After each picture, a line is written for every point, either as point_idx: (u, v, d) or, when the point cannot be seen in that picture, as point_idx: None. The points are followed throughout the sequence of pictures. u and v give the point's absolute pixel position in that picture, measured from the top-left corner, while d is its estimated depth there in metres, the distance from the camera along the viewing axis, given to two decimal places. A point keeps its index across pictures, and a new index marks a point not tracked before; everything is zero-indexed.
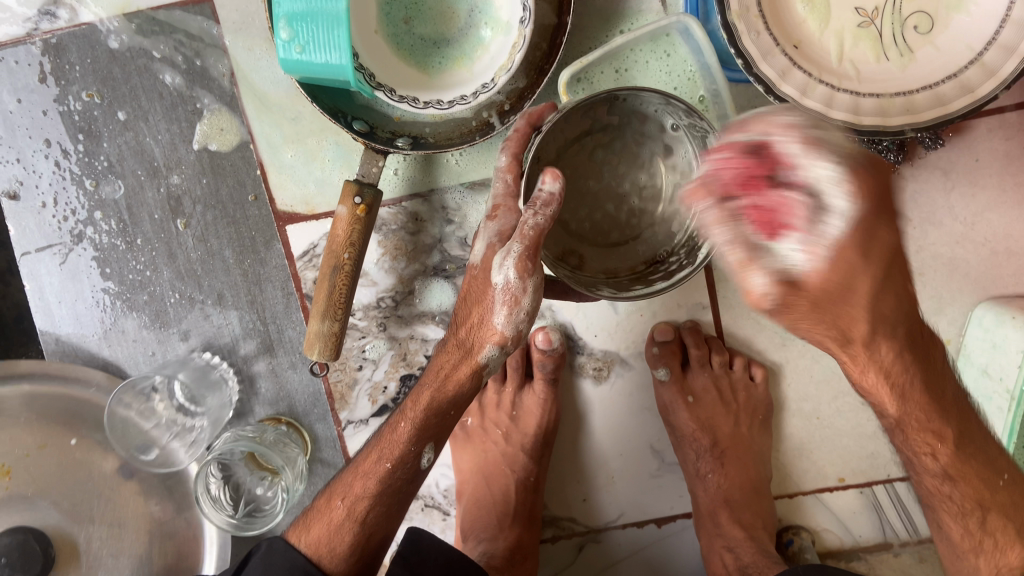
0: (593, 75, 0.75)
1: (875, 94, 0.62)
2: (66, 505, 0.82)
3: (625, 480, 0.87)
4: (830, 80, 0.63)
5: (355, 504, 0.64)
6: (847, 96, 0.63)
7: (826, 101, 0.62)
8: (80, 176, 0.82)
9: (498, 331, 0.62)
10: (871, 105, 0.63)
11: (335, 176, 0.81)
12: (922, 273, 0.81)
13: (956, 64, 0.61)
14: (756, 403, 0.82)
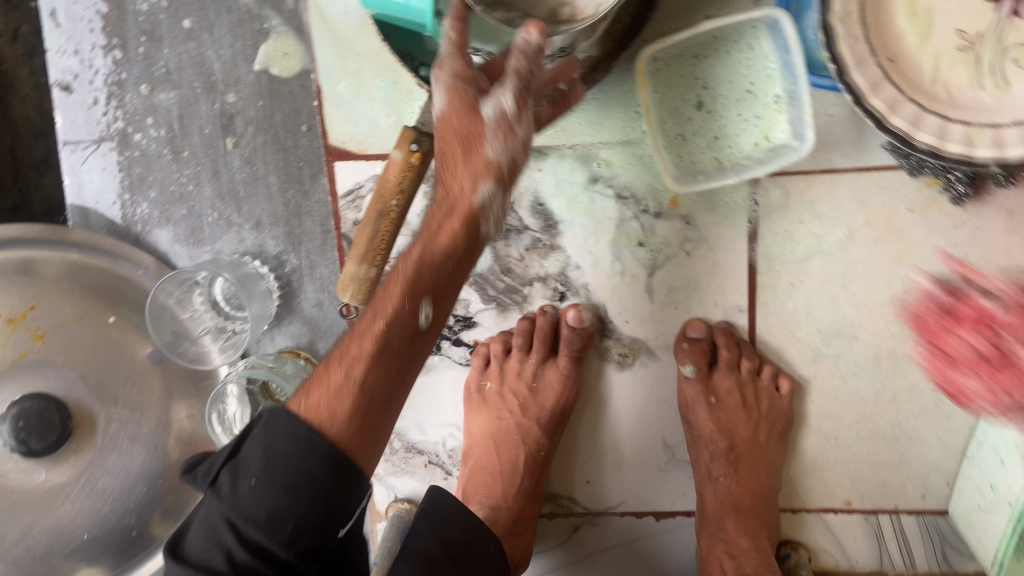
0: (671, 58, 0.75)
1: (964, 121, 0.60)
2: (93, 381, 0.79)
3: (633, 470, 0.87)
4: (920, 100, 0.60)
5: (351, 365, 0.55)
6: (936, 118, 0.60)
7: (913, 121, 0.60)
8: (136, 79, 0.81)
9: (493, 160, 0.59)
10: (960, 133, 0.59)
11: (383, 116, 0.79)
12: None
13: None
14: (776, 414, 0.80)
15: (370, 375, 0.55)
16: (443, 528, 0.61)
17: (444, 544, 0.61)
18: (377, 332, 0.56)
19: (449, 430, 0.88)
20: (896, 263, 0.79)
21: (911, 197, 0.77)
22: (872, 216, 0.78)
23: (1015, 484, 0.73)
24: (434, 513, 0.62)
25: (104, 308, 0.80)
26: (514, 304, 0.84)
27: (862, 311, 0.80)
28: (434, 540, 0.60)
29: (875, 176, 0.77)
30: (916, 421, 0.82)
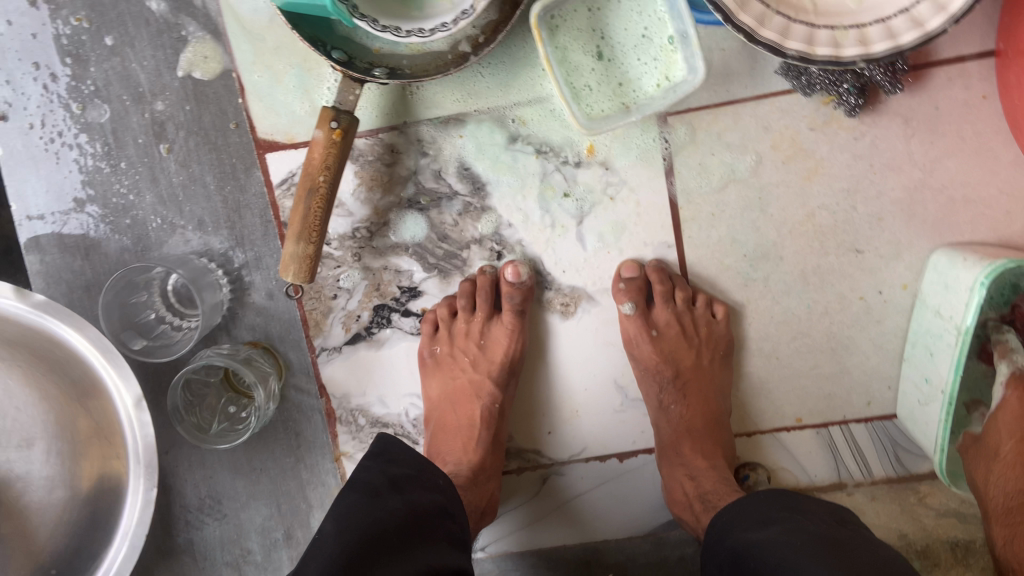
0: (567, 14, 0.78)
1: (830, 26, 0.63)
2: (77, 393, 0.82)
3: (591, 416, 0.90)
4: (787, 12, 0.64)
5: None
6: (804, 28, 0.63)
7: (782, 33, 0.63)
8: (68, 100, 0.85)
9: None
10: (826, 37, 0.64)
11: (298, 103, 0.83)
12: (881, 218, 0.83)
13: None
14: (716, 338, 0.84)
15: None
16: (389, 465, 0.68)
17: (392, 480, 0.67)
18: None
19: (410, 399, 0.91)
20: (807, 181, 0.83)
21: (810, 116, 0.82)
22: (778, 139, 0.82)
23: (944, 370, 0.76)
24: (381, 454, 0.70)
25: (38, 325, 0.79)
26: (454, 270, 0.88)
27: (781, 233, 0.84)
28: (379, 473, 0.66)
29: (774, 101, 0.81)
30: (850, 331, 0.86)
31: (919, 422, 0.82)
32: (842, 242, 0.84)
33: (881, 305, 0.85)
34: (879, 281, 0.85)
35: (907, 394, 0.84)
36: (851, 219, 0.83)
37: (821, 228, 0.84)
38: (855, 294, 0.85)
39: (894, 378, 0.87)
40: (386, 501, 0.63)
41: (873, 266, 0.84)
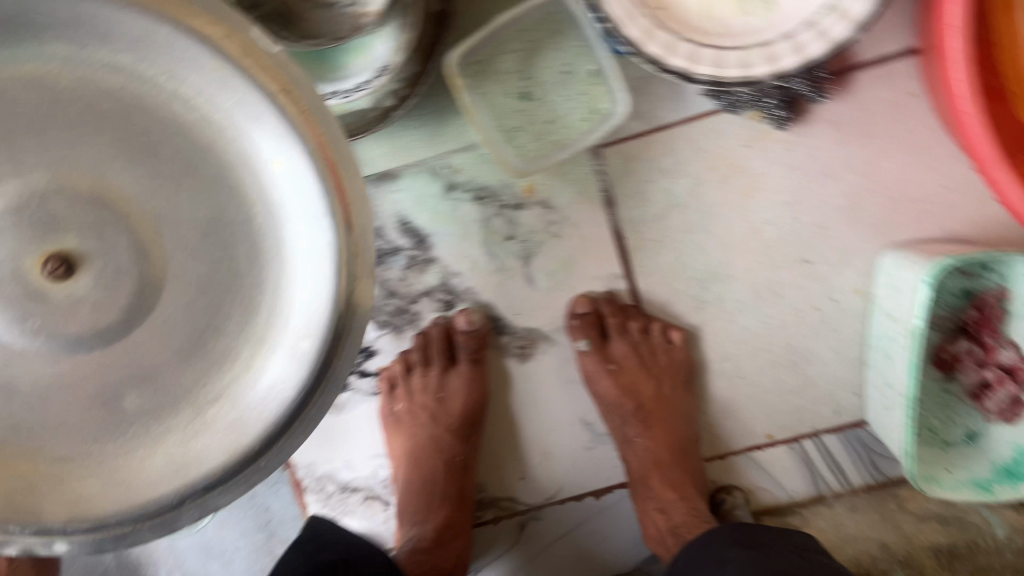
0: (489, 57, 0.78)
1: (738, 47, 0.63)
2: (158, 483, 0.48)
3: (562, 456, 0.89)
4: (694, 38, 0.64)
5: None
6: (711, 51, 0.63)
7: (691, 57, 0.63)
8: None
9: None
10: (735, 58, 0.63)
11: None
12: (825, 227, 0.83)
13: (811, 11, 0.62)
14: (676, 364, 0.84)
15: None
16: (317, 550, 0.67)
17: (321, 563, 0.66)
18: None
19: (377, 461, 0.89)
20: (747, 197, 0.83)
21: (741, 133, 0.81)
22: (713, 159, 0.82)
23: (903, 372, 0.75)
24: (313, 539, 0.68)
25: (134, 150, 0.46)
26: (407, 324, 0.87)
27: (728, 251, 0.84)
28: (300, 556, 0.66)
29: (704, 122, 0.81)
30: (810, 341, 0.85)
31: (885, 426, 0.80)
32: (790, 253, 0.84)
33: (837, 312, 0.84)
34: (831, 289, 0.84)
35: (873, 400, 0.83)
36: (795, 230, 0.83)
37: (767, 242, 0.83)
38: (810, 305, 0.85)
39: (860, 383, 0.86)
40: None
41: (824, 275, 0.84)
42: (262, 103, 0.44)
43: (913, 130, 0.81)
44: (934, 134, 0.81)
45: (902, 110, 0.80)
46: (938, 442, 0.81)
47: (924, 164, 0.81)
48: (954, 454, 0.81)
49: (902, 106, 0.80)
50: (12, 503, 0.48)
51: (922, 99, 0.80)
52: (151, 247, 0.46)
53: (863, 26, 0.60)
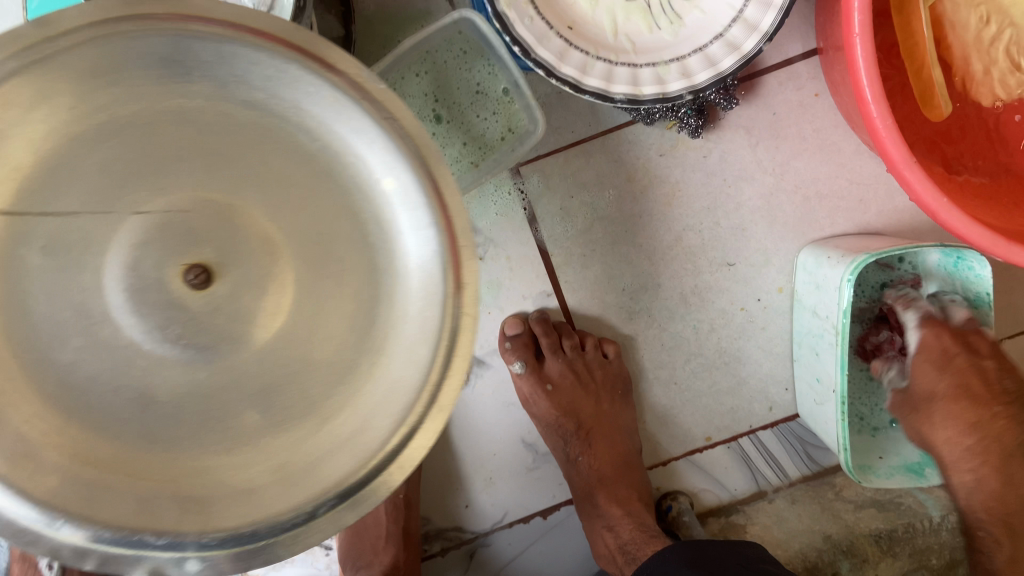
0: (395, 82, 0.74)
1: (650, 63, 0.63)
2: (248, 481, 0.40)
3: (505, 480, 0.87)
4: (607, 56, 0.63)
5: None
6: (625, 69, 0.63)
7: (606, 77, 0.63)
8: None
9: None
10: (649, 75, 0.63)
11: None
12: (745, 229, 0.84)
13: (720, 24, 0.62)
14: (612, 378, 0.83)
15: None
16: None
17: None
18: None
19: None
20: (669, 205, 0.83)
21: (657, 142, 0.81)
22: (631, 170, 0.81)
23: (830, 368, 0.77)
24: None
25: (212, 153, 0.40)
26: None
27: (654, 259, 0.84)
28: None
29: (620, 134, 0.81)
30: (740, 342, 0.86)
31: (818, 421, 0.82)
32: (714, 258, 0.84)
33: (762, 312, 0.86)
34: (755, 290, 0.85)
35: (806, 393, 0.84)
36: (716, 234, 0.84)
37: (691, 248, 0.84)
38: (737, 306, 0.85)
39: (790, 378, 0.88)
40: None
41: (747, 276, 0.85)
42: (340, 95, 0.39)
43: (821, 127, 0.83)
44: (841, 132, 0.83)
45: (809, 110, 0.82)
46: (866, 428, 0.83)
47: (834, 161, 0.83)
48: (883, 437, 0.83)
49: (809, 106, 0.82)
50: (141, 512, 0.39)
51: (826, 98, 0.82)
52: (284, 244, 0.40)
53: (772, 36, 0.61)
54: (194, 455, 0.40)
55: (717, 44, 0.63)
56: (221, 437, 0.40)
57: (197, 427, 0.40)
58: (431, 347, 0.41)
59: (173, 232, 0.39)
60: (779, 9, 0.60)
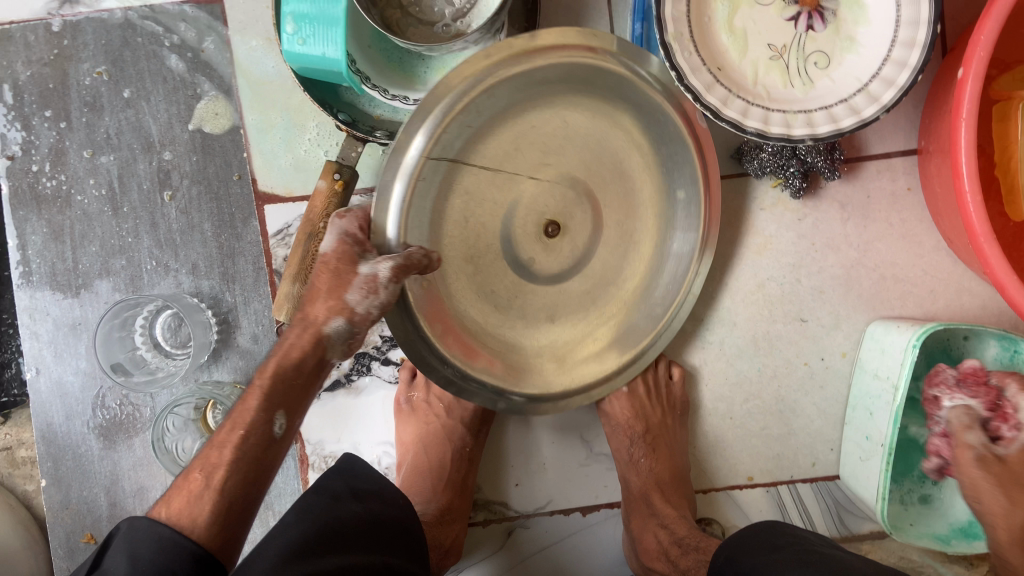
0: None
1: (781, 110, 0.76)
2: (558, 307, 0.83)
3: (556, 469, 0.94)
4: (745, 96, 0.76)
5: (211, 475, 0.62)
6: (759, 110, 0.76)
7: (742, 112, 0.75)
8: (78, 146, 0.90)
9: None
10: (778, 118, 0.76)
11: (303, 157, 0.90)
12: (822, 292, 0.92)
13: (845, 92, 0.76)
14: (675, 398, 0.92)
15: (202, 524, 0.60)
16: (353, 480, 0.72)
17: (355, 490, 0.71)
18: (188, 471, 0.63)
19: (384, 448, 0.93)
20: (758, 255, 0.92)
21: (760, 197, 0.92)
22: (731, 216, 0.92)
23: (884, 425, 0.84)
24: (347, 471, 0.74)
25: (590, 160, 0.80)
26: None
27: (734, 299, 0.93)
28: (342, 483, 0.71)
29: (729, 182, 0.92)
30: (797, 394, 0.94)
31: (860, 477, 0.88)
32: (789, 311, 0.93)
33: (823, 370, 0.93)
34: (821, 349, 0.93)
35: (851, 451, 0.91)
36: (795, 290, 0.93)
37: (770, 297, 0.93)
38: (801, 360, 0.93)
39: (837, 440, 0.94)
40: (347, 505, 0.68)
41: (815, 335, 0.93)
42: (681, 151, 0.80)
43: (907, 219, 0.91)
44: (924, 227, 0.91)
45: (900, 201, 0.91)
46: (907, 500, 0.88)
47: (913, 251, 0.92)
48: (915, 510, 0.88)
49: (901, 197, 0.91)
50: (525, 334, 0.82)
51: (918, 193, 0.91)
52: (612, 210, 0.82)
53: (888, 108, 0.74)
54: (505, 327, 0.81)
55: (841, 104, 0.76)
56: (536, 320, 0.82)
57: (503, 303, 0.80)
58: (662, 312, 0.86)
59: (538, 204, 0.78)
60: (900, 86, 0.73)
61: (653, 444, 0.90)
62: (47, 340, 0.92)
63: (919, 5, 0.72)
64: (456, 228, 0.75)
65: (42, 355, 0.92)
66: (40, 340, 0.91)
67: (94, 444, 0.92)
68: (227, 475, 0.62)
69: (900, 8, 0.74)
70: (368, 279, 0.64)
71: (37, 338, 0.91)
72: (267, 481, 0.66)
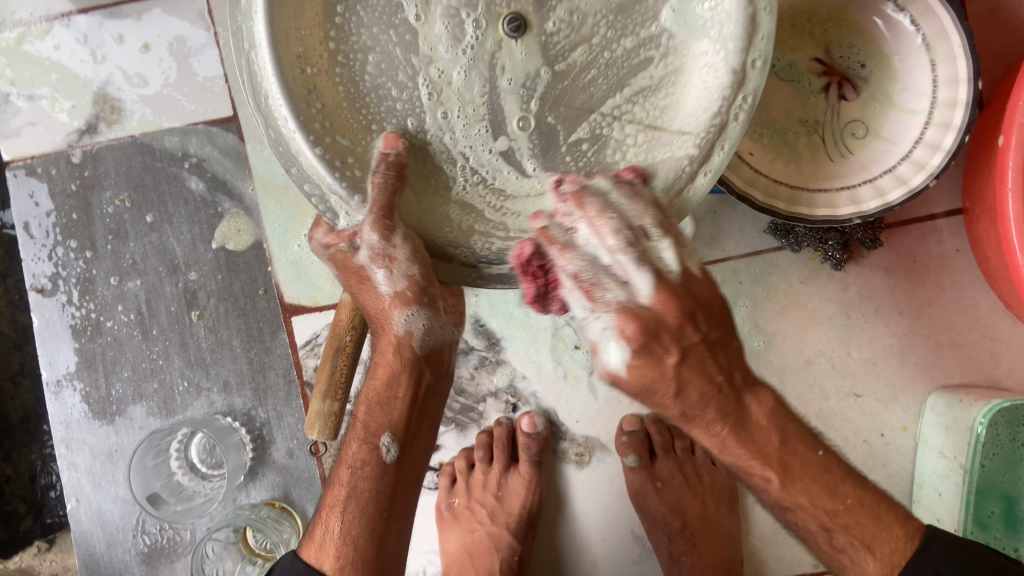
0: None
1: (825, 189, 0.75)
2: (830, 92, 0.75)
3: (609, 568, 0.89)
4: (786, 181, 0.75)
5: (331, 519, 0.67)
6: (816, 196, 0.75)
7: (792, 199, 0.74)
8: (106, 273, 0.90)
9: None
10: (825, 200, 0.74)
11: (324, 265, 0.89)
12: (875, 363, 0.87)
13: (890, 162, 0.74)
14: (719, 485, 0.88)
15: (346, 531, 0.66)
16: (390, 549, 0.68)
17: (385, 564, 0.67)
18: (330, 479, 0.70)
19: (428, 557, 0.91)
20: (803, 329, 0.88)
21: (800, 270, 0.87)
22: (773, 290, 0.88)
23: (955, 508, 0.81)
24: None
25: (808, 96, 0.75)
26: (471, 422, 0.91)
27: (783, 380, 0.88)
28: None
29: (764, 258, 0.87)
30: None
31: None
32: (841, 386, 0.88)
33: (884, 447, 0.87)
34: (880, 424, 0.87)
35: None
36: (847, 363, 0.87)
37: (819, 374, 0.88)
38: (859, 438, 0.88)
39: None
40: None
41: (872, 410, 0.87)
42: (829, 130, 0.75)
43: (959, 281, 0.86)
44: (978, 288, 0.86)
45: (949, 263, 0.86)
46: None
47: (969, 313, 0.86)
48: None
49: (950, 259, 0.86)
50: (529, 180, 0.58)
51: (968, 254, 0.86)
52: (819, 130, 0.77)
53: (936, 176, 0.70)
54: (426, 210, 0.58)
55: (886, 174, 0.74)
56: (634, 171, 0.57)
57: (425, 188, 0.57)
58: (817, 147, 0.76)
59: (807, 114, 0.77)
60: (945, 149, 0.71)
61: (696, 540, 0.85)
62: (85, 469, 0.91)
63: (955, 57, 0.70)
64: (490, 212, 0.58)
65: (80, 485, 0.91)
66: (78, 470, 0.91)
67: (135, 573, 0.90)
68: (349, 504, 0.67)
69: (937, 70, 0.71)
70: (374, 258, 0.60)
71: (75, 467, 0.91)
72: (405, 502, 0.70)
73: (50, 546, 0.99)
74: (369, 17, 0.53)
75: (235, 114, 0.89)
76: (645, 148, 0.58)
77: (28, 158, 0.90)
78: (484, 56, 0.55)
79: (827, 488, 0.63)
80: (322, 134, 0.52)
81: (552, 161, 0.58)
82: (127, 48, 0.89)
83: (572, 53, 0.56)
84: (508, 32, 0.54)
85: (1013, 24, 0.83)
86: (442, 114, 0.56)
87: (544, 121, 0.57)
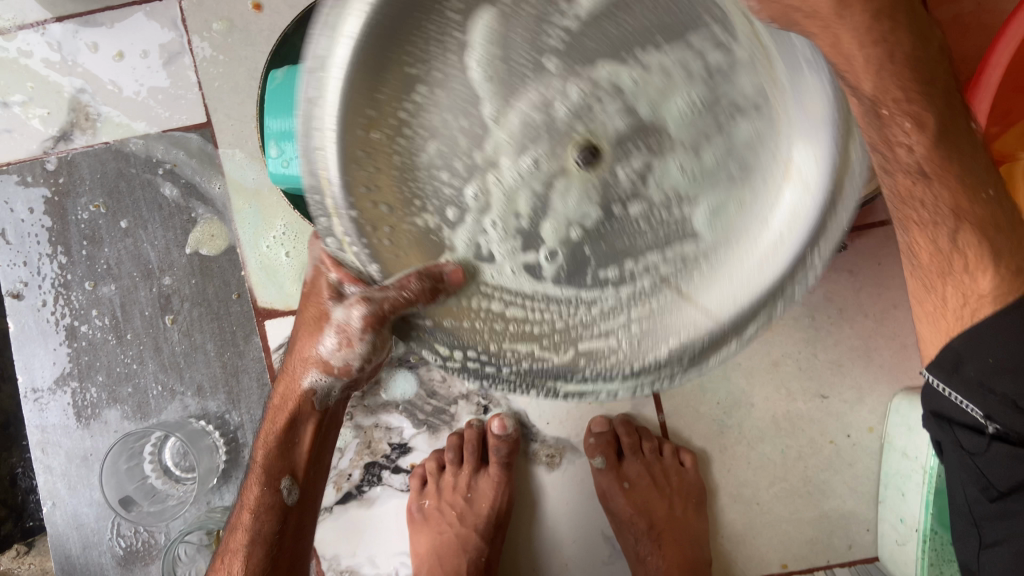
0: None
1: None
2: None
3: (579, 568, 0.90)
4: None
5: (234, 560, 0.67)
6: None
7: None
8: (80, 278, 0.91)
9: None
10: None
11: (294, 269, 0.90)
12: (841, 364, 0.88)
13: None
14: (687, 487, 0.87)
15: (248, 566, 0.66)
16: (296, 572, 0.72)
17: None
18: (234, 515, 0.70)
19: (400, 558, 0.92)
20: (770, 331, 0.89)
21: None
22: None
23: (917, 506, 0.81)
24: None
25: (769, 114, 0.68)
26: (443, 424, 0.92)
27: (750, 381, 0.89)
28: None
29: None
30: (825, 474, 0.89)
31: (900, 562, 0.84)
32: (808, 388, 0.89)
33: (851, 448, 0.89)
34: (846, 425, 0.88)
35: (889, 534, 0.86)
36: (813, 365, 0.88)
37: (786, 375, 0.89)
38: (825, 439, 0.89)
39: (872, 519, 0.88)
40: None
41: (839, 411, 0.88)
42: None
43: None
44: None
45: None
46: None
47: None
48: None
49: None
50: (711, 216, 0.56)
51: None
52: None
53: None
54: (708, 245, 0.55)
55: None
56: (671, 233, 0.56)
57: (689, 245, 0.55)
58: None
59: None
60: None
61: (663, 539, 0.86)
62: (60, 473, 0.92)
63: None
64: (495, 326, 0.58)
65: (55, 488, 0.92)
66: (53, 473, 0.92)
67: None
68: (251, 550, 0.67)
69: None
70: (338, 328, 0.61)
71: (51, 471, 0.92)
72: (307, 532, 0.72)
73: (28, 549, 1.00)
74: (448, 103, 0.54)
75: (209, 121, 0.90)
76: (634, 340, 0.57)
77: (3, 165, 0.91)
78: (541, 177, 0.57)
79: (1004, 224, 0.58)
80: (362, 199, 0.52)
81: (574, 287, 0.59)
82: (101, 56, 0.90)
83: (628, 203, 0.57)
84: (580, 162, 0.55)
85: (975, 30, 0.84)
86: (485, 219, 0.57)
87: (581, 251, 0.59)
